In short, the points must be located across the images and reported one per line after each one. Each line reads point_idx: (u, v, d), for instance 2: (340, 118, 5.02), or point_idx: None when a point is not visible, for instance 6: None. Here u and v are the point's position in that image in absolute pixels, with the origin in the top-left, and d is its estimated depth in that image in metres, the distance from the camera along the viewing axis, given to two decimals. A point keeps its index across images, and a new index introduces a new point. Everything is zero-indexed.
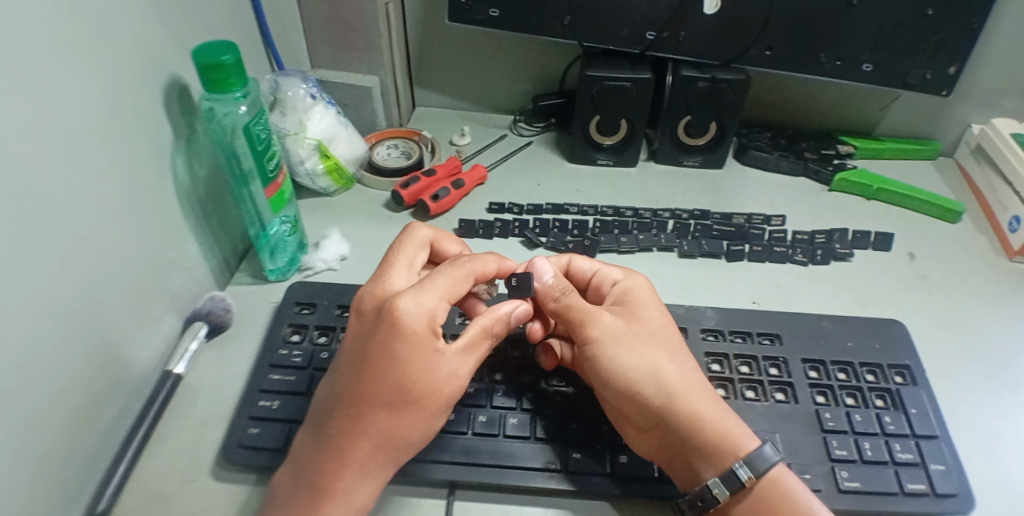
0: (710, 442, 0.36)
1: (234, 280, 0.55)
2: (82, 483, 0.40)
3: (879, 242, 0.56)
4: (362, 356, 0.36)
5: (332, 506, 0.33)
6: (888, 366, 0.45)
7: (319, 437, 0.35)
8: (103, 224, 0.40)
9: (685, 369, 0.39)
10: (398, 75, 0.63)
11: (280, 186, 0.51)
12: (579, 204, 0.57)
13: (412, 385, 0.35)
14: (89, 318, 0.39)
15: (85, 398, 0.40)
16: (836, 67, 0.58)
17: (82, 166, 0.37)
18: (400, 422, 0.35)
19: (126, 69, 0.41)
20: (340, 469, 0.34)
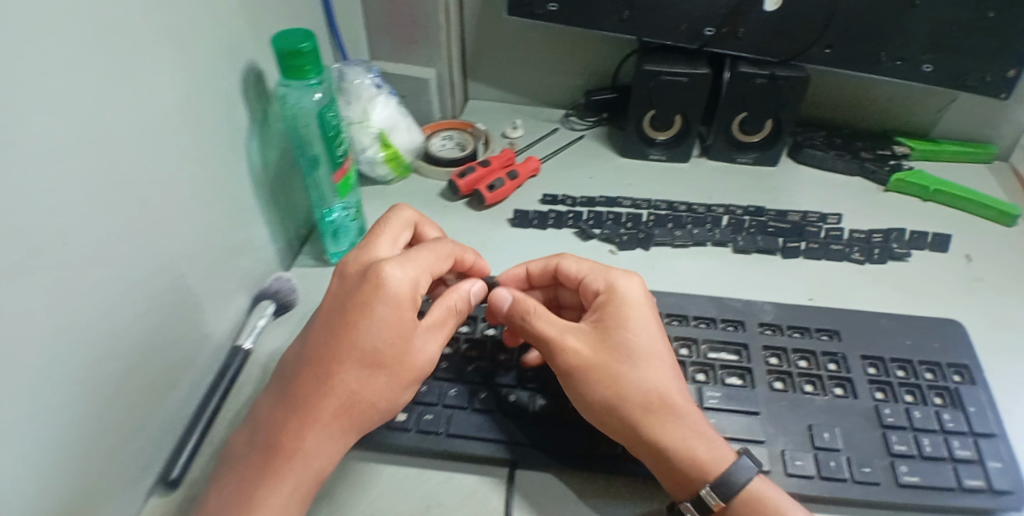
0: (682, 462, 0.36)
1: (296, 263, 0.58)
2: (160, 447, 0.42)
3: (936, 243, 0.55)
4: (337, 320, 0.37)
5: (290, 466, 0.35)
6: (947, 365, 0.45)
7: (289, 397, 0.37)
8: (183, 202, 0.42)
9: (657, 383, 0.38)
10: (454, 68, 0.65)
11: (346, 173, 0.52)
12: (632, 198, 0.57)
13: (383, 356, 0.37)
14: (171, 290, 0.41)
15: (165, 367, 0.42)
16: (894, 67, 0.58)
17: (166, 146, 0.39)
18: (367, 390, 0.36)
19: (210, 55, 0.43)
20: (305, 430, 0.35)
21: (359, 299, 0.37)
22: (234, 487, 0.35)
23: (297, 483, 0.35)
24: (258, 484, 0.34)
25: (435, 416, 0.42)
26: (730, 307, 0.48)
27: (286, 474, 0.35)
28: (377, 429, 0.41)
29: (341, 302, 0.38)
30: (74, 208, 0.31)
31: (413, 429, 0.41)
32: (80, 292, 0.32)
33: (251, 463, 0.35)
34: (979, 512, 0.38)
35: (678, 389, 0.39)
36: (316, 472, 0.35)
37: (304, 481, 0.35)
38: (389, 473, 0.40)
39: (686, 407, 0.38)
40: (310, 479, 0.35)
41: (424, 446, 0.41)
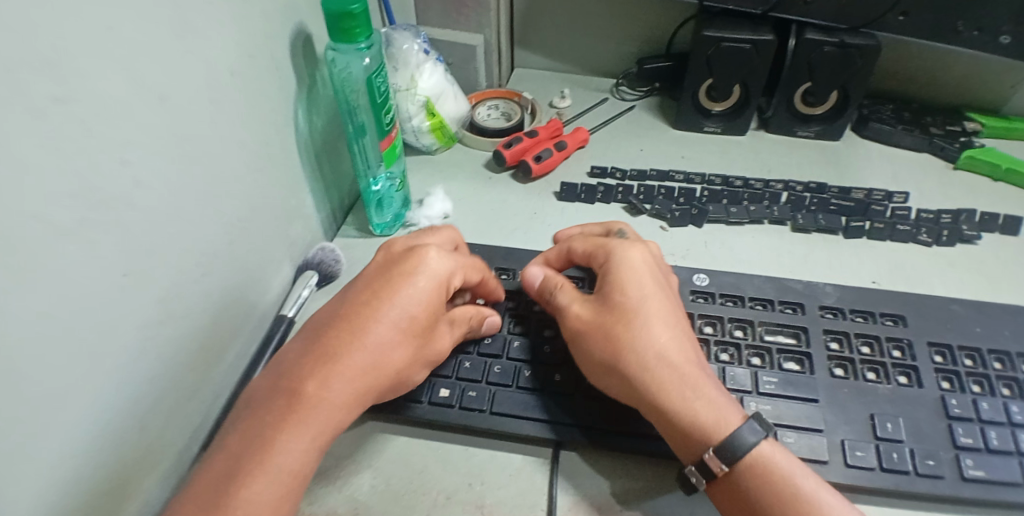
0: (692, 421, 0.36)
1: (340, 233, 0.56)
2: (208, 412, 0.42)
3: (1008, 226, 0.52)
4: (373, 280, 0.40)
5: (309, 408, 0.34)
6: (1018, 355, 0.42)
7: (316, 344, 0.37)
8: (233, 169, 0.41)
9: (657, 350, 0.38)
10: (501, 34, 0.62)
11: (393, 140, 0.51)
12: (685, 171, 0.55)
13: (416, 315, 0.38)
14: (220, 258, 0.41)
15: (214, 334, 0.42)
16: (972, 37, 0.54)
17: (217, 112, 0.39)
18: (395, 344, 0.37)
19: (261, 18, 0.42)
20: (330, 382, 0.35)
21: (398, 265, 0.40)
22: (244, 429, 0.33)
23: (312, 429, 0.34)
24: (276, 422, 0.33)
25: (479, 393, 0.41)
26: (791, 289, 0.46)
27: (306, 418, 0.34)
28: (423, 404, 0.41)
29: (377, 268, 0.41)
30: (123, 172, 0.31)
31: (458, 405, 0.41)
32: (131, 258, 0.32)
33: (267, 404, 0.34)
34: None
35: (691, 355, 0.38)
36: (330, 422, 0.35)
37: (318, 429, 0.34)
38: (435, 448, 0.41)
39: (701, 371, 0.38)
40: (322, 427, 0.34)
41: (470, 422, 0.40)
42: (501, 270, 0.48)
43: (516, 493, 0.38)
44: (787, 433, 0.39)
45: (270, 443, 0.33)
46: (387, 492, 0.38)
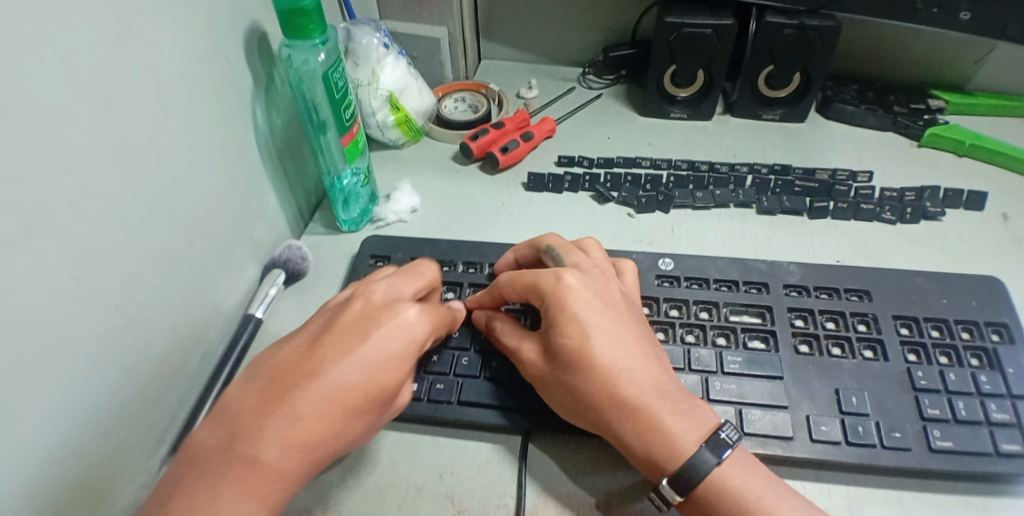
0: (653, 448, 0.34)
1: (308, 230, 0.56)
2: (174, 417, 0.42)
3: (971, 202, 0.53)
4: (340, 335, 0.35)
5: (250, 479, 0.30)
6: (985, 324, 0.43)
7: (269, 398, 0.33)
8: (190, 172, 0.41)
9: (612, 386, 0.36)
10: (466, 26, 0.62)
11: (355, 136, 0.50)
12: (651, 158, 0.55)
13: (386, 383, 0.35)
14: (180, 259, 0.41)
15: (178, 338, 0.41)
16: (932, 15, 0.55)
17: (171, 113, 0.38)
18: (358, 411, 0.34)
19: (213, 17, 0.42)
20: (278, 448, 0.31)
21: (370, 322, 0.36)
22: (172, 494, 0.29)
23: (249, 499, 0.30)
24: (211, 492, 0.29)
25: (446, 386, 0.41)
26: (754, 270, 0.46)
27: (243, 488, 0.30)
28: None
29: (348, 320, 0.36)
30: (75, 173, 0.31)
31: (425, 398, 0.41)
32: (84, 261, 0.32)
33: (203, 469, 0.30)
34: (1018, 476, 0.37)
35: (652, 377, 0.36)
36: (273, 493, 0.31)
37: (258, 500, 0.30)
38: (403, 441, 0.40)
39: (661, 393, 0.36)
40: (263, 499, 0.31)
41: (436, 415, 0.40)
42: (467, 264, 0.48)
43: (483, 484, 0.38)
44: (753, 413, 0.39)
45: None
46: (355, 487, 0.38)
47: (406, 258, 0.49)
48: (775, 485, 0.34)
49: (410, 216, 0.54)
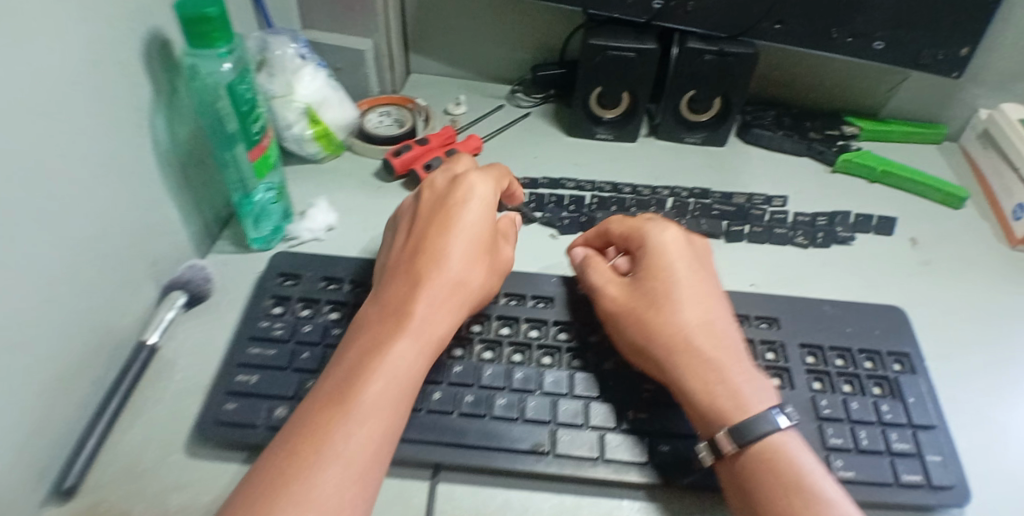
0: (718, 404, 0.36)
1: (214, 249, 0.53)
2: (54, 457, 0.37)
3: (881, 226, 0.55)
4: (396, 271, 0.40)
5: (360, 404, 0.32)
6: (887, 353, 0.44)
7: (387, 305, 0.38)
8: (80, 185, 0.37)
9: (678, 320, 0.39)
10: (393, 39, 0.62)
11: (264, 150, 0.48)
12: (575, 179, 0.56)
13: (442, 293, 0.39)
14: (69, 282, 0.37)
15: (63, 368, 0.37)
16: (847, 44, 0.57)
17: (59, 120, 0.35)
18: (430, 319, 0.37)
19: (108, 21, 0.38)
20: (393, 333, 0.36)
21: (410, 253, 0.40)
22: (298, 438, 0.31)
23: (374, 425, 0.32)
24: (321, 423, 0.31)
25: None
26: None
27: (373, 376, 0.34)
28: None
29: (398, 257, 0.41)
30: None
31: None
32: None
33: (315, 409, 0.32)
34: (920, 506, 0.37)
35: (689, 331, 0.38)
36: (389, 412, 0.33)
37: (378, 420, 0.32)
38: None
39: (718, 345, 0.38)
40: (383, 420, 0.32)
41: None
42: None
43: None
44: (660, 442, 0.38)
45: (291, 469, 0.29)
46: None
47: (317, 276, 0.47)
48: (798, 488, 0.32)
49: (326, 234, 0.52)
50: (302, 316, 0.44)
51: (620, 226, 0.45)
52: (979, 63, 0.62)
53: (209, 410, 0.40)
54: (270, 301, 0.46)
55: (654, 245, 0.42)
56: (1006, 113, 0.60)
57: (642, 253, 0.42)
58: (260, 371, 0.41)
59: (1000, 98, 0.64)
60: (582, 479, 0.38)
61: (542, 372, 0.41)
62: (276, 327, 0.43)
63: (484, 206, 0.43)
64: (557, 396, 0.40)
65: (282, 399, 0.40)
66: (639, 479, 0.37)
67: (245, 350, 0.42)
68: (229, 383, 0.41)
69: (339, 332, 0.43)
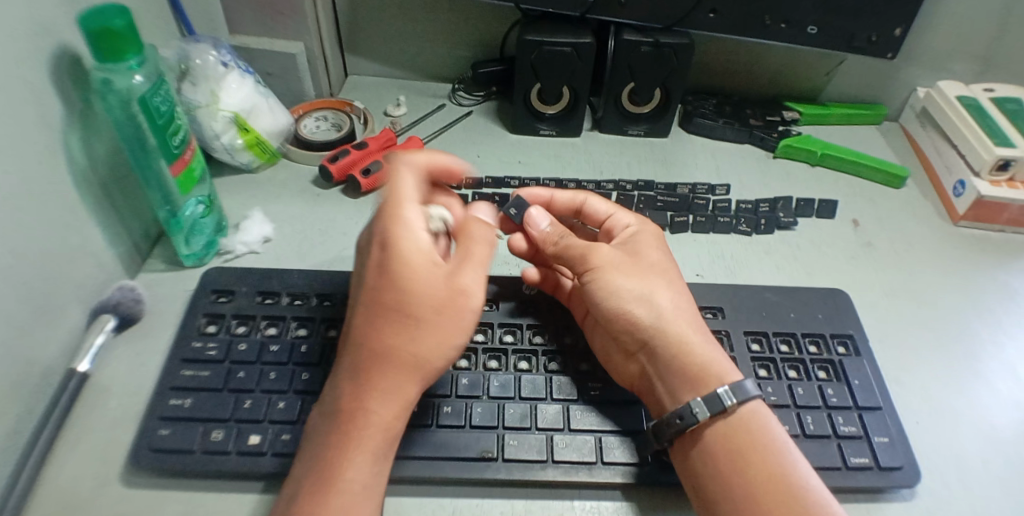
0: (687, 380, 0.37)
1: (146, 268, 0.51)
2: None
3: (824, 210, 0.56)
4: (371, 290, 0.33)
5: (359, 433, 0.31)
6: (831, 337, 0.45)
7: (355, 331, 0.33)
8: None
9: (673, 300, 0.40)
10: (326, 40, 0.62)
11: (187, 163, 0.46)
12: (520, 177, 0.55)
13: (428, 317, 0.32)
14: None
15: None
16: (782, 30, 0.57)
17: None
18: (421, 347, 0.32)
19: (8, 33, 0.36)
20: (369, 360, 0.32)
21: (387, 266, 0.33)
22: (308, 465, 0.31)
23: (377, 454, 0.32)
24: (325, 458, 0.31)
25: (294, 436, 0.38)
26: None
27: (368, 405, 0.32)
28: (230, 455, 0.37)
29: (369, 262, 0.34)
30: None
31: (269, 452, 0.37)
32: None
33: (320, 436, 0.32)
34: (869, 488, 0.37)
35: (670, 309, 0.39)
36: (387, 438, 0.32)
37: (378, 450, 0.32)
38: (246, 501, 0.36)
39: (691, 322, 0.39)
40: (385, 445, 0.32)
41: (283, 470, 0.36)
42: (322, 297, 0.45)
43: None
44: (611, 440, 0.38)
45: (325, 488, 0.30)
46: None
47: (253, 291, 0.45)
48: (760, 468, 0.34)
49: (263, 246, 0.50)
50: (238, 334, 0.42)
51: (601, 207, 0.47)
52: (913, 43, 0.63)
53: (141, 438, 0.37)
54: (203, 319, 0.44)
55: (643, 231, 0.44)
56: (943, 91, 0.62)
57: (629, 239, 0.44)
58: (193, 394, 0.39)
59: (935, 77, 0.65)
60: (531, 483, 0.37)
61: (487, 377, 0.41)
62: (210, 347, 0.41)
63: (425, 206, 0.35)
64: (505, 400, 0.40)
65: (217, 421, 0.38)
66: (588, 479, 0.36)
67: (177, 372, 0.40)
68: (162, 407, 0.39)
69: (277, 348, 0.42)
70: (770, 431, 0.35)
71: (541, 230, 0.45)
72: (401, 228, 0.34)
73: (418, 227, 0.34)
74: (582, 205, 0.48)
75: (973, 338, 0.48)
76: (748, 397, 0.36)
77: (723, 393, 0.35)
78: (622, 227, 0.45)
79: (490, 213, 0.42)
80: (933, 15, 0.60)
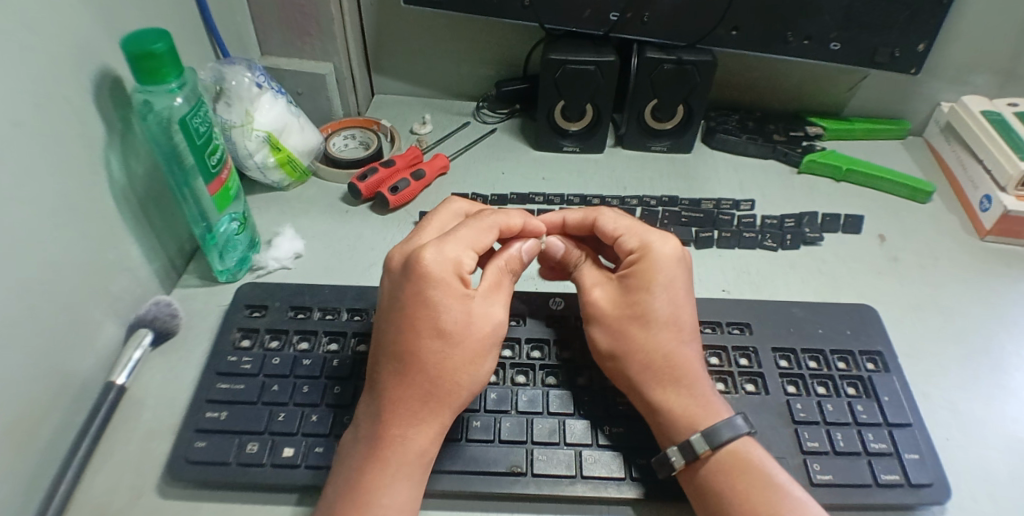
0: (675, 421, 0.37)
1: (181, 283, 0.52)
2: (20, 506, 0.36)
3: (849, 225, 0.56)
4: (401, 314, 0.35)
5: (395, 455, 0.33)
6: (860, 353, 0.44)
7: (388, 358, 0.35)
8: (33, 227, 0.36)
9: (661, 340, 0.39)
10: (354, 61, 0.64)
11: (223, 182, 0.47)
12: (544, 194, 0.56)
13: (463, 346, 0.35)
14: (22, 328, 0.35)
15: (25, 413, 0.36)
16: (804, 46, 0.58)
17: (3, 163, 0.33)
18: (452, 372, 0.34)
19: (56, 58, 0.37)
20: (404, 386, 0.34)
21: (418, 291, 0.34)
22: (343, 483, 0.33)
23: (410, 472, 0.33)
24: (362, 477, 0.32)
25: (326, 449, 0.38)
26: None
27: (403, 428, 0.34)
28: (264, 467, 0.37)
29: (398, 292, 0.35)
30: None
31: (302, 464, 0.38)
32: None
33: (356, 456, 0.34)
34: (899, 505, 0.37)
35: (652, 355, 0.39)
36: (418, 458, 0.34)
37: (411, 472, 0.33)
38: (279, 513, 0.37)
39: (689, 366, 0.39)
40: (418, 464, 0.34)
41: (317, 482, 0.37)
42: (353, 311, 0.46)
43: None
44: (641, 456, 0.38)
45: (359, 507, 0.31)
46: None
47: (285, 305, 0.46)
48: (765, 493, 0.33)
49: (293, 262, 0.52)
50: (271, 348, 0.43)
51: (610, 226, 0.43)
52: (934, 57, 0.63)
53: (178, 450, 0.38)
54: (237, 333, 0.45)
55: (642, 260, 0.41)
56: (967, 106, 0.61)
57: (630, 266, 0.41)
58: (229, 406, 0.40)
59: (958, 91, 0.65)
60: (561, 498, 0.37)
61: (516, 391, 0.41)
62: (244, 361, 0.42)
63: (461, 243, 0.37)
64: (533, 415, 0.40)
65: (251, 434, 0.39)
66: (618, 494, 0.36)
67: (213, 385, 0.41)
68: (198, 419, 0.39)
69: (309, 362, 0.42)
70: (765, 464, 0.35)
71: (562, 254, 0.46)
72: (433, 255, 0.35)
73: (451, 258, 0.36)
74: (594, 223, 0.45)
75: (1008, 355, 0.47)
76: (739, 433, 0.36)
77: (722, 427, 0.36)
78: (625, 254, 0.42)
79: (532, 248, 0.41)
80: (955, 31, 0.60)
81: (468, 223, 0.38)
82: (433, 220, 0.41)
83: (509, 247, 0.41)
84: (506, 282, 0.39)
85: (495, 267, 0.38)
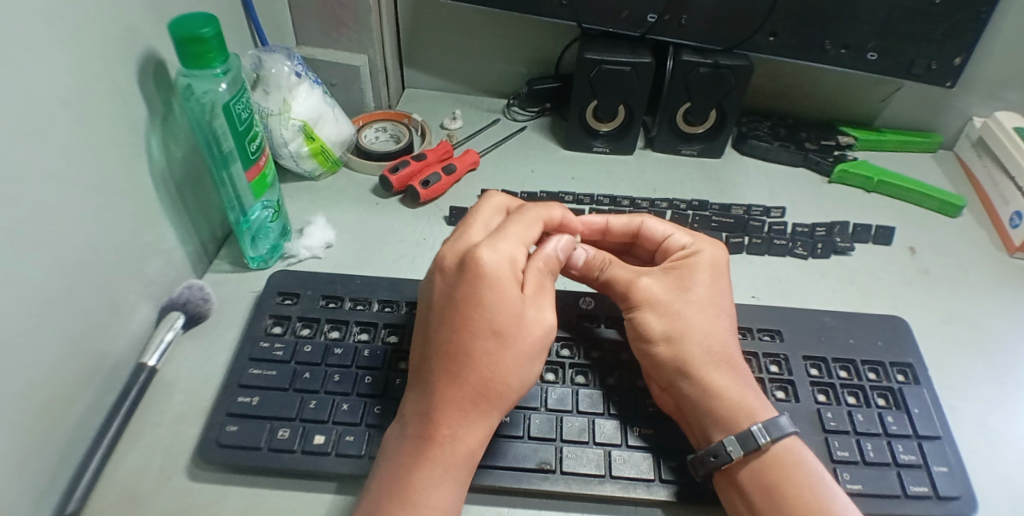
0: (716, 410, 0.38)
1: (212, 268, 0.53)
2: (52, 481, 0.36)
3: (879, 236, 0.56)
4: (456, 314, 0.35)
5: (445, 454, 0.33)
6: (891, 365, 0.44)
7: (441, 357, 0.34)
8: (75, 208, 0.36)
9: (709, 336, 0.40)
10: (387, 54, 0.64)
11: (261, 169, 0.47)
12: (573, 193, 0.56)
13: (518, 349, 0.35)
14: (58, 304, 0.35)
15: (61, 389, 0.36)
16: (840, 55, 0.58)
17: (50, 144, 0.34)
18: (503, 373, 0.34)
19: (103, 42, 0.38)
20: (456, 386, 0.34)
21: (473, 291, 0.35)
22: (390, 480, 0.33)
23: (457, 474, 0.33)
24: (409, 476, 0.33)
25: (356, 437, 0.38)
26: None
27: (452, 429, 0.34)
28: (295, 453, 0.38)
29: (454, 292, 0.35)
30: None
31: (333, 452, 0.38)
32: None
33: (403, 454, 0.34)
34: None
35: (697, 351, 0.40)
36: (466, 459, 0.34)
37: (457, 475, 0.33)
38: (307, 500, 0.37)
39: (721, 366, 0.39)
40: (465, 465, 0.34)
41: (346, 470, 0.37)
42: (383, 303, 0.46)
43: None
44: (668, 459, 0.38)
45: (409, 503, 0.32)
46: None
47: (316, 294, 0.46)
48: (804, 497, 0.34)
49: (323, 251, 0.52)
50: (302, 335, 0.44)
51: (659, 229, 0.46)
52: (970, 72, 0.62)
53: (209, 433, 0.39)
54: (268, 320, 0.45)
55: (695, 259, 0.44)
56: (1000, 121, 0.61)
57: (675, 265, 0.44)
58: (261, 392, 0.40)
59: (993, 107, 0.64)
60: (591, 497, 0.37)
61: (545, 389, 0.41)
62: (276, 347, 0.42)
63: (511, 244, 0.37)
64: (562, 413, 0.40)
65: (282, 419, 0.39)
66: (646, 496, 0.36)
67: (245, 371, 0.41)
68: (230, 403, 0.40)
69: (340, 352, 0.43)
70: (786, 467, 0.35)
71: (583, 262, 0.44)
72: (491, 255, 0.35)
73: (508, 256, 0.36)
74: (639, 228, 0.47)
75: None
76: (782, 434, 0.36)
77: (757, 431, 0.36)
78: (678, 249, 0.45)
79: (566, 245, 0.41)
80: (992, 45, 0.60)
81: (517, 220, 0.39)
82: (478, 217, 0.40)
83: (546, 244, 0.40)
84: (547, 282, 0.38)
85: (535, 269, 0.37)
